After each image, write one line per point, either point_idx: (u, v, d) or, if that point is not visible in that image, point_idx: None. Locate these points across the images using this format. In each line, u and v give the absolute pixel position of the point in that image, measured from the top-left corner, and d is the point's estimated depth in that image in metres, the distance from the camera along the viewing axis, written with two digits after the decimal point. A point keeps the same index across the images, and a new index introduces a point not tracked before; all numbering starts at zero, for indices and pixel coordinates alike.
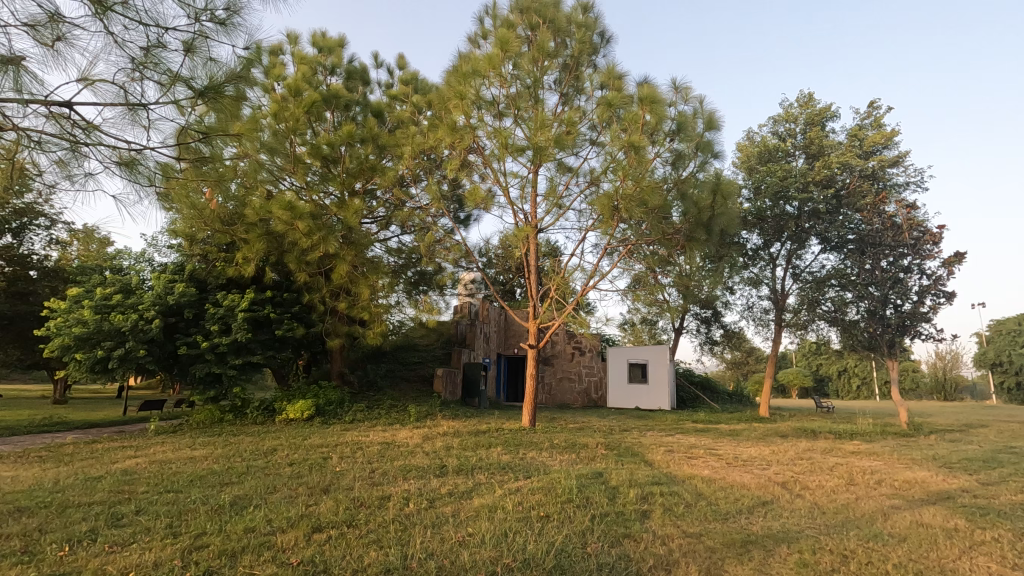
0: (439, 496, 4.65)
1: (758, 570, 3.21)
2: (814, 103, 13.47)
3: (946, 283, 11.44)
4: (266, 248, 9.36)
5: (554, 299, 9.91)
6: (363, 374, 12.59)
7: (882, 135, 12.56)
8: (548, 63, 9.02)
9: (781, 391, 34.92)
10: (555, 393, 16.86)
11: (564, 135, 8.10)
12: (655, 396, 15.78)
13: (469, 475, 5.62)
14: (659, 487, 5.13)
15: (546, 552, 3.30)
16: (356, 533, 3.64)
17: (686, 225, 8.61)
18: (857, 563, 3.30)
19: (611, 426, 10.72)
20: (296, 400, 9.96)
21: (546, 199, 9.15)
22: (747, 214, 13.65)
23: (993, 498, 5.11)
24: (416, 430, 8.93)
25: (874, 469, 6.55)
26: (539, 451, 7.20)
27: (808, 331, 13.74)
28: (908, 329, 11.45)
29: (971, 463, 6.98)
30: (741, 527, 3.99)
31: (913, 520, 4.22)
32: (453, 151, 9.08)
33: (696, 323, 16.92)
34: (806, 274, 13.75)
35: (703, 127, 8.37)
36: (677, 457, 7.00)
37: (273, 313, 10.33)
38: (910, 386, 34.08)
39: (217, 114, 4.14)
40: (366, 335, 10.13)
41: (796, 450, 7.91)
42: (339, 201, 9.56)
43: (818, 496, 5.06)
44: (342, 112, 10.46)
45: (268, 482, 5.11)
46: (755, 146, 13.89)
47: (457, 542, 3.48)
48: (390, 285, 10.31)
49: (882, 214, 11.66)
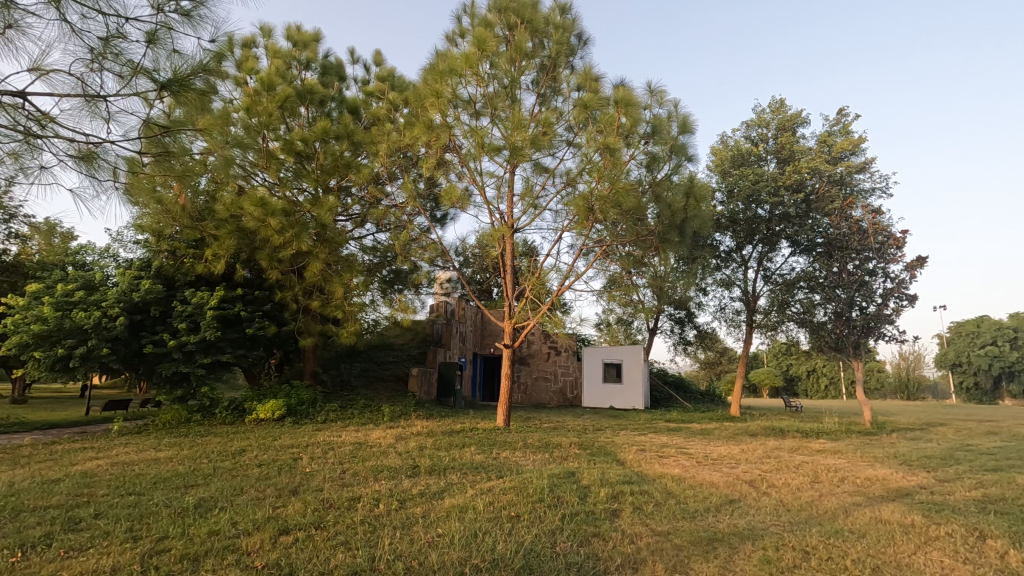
0: (410, 497, 4.63)
1: (722, 567, 3.26)
2: (785, 109, 13.76)
3: (908, 286, 11.85)
4: (237, 245, 9.17)
5: (529, 299, 9.92)
6: (336, 374, 12.43)
7: (850, 141, 12.92)
8: (526, 63, 9.11)
9: (752, 390, 35.61)
10: (530, 392, 16.88)
11: (540, 136, 8.17)
12: (630, 395, 15.95)
13: (441, 475, 5.60)
14: (629, 486, 5.19)
15: (515, 552, 3.31)
16: (324, 535, 3.60)
17: (660, 226, 8.78)
18: (817, 559, 3.38)
19: (585, 425, 10.78)
20: (267, 400, 9.77)
21: (522, 199, 9.17)
22: (720, 216, 13.88)
23: (949, 494, 5.29)
24: (389, 430, 8.84)
25: (838, 467, 6.72)
26: (512, 451, 7.19)
27: (778, 332, 13.88)
28: (872, 330, 11.85)
29: (930, 460, 7.22)
30: (707, 525, 4.07)
31: (873, 516, 4.35)
32: (429, 150, 9.04)
33: (670, 324, 17.16)
34: (776, 276, 14.05)
35: (677, 131, 8.46)
36: (649, 457, 7.07)
37: (243, 311, 10.13)
38: (874, 386, 35.09)
39: (183, 108, 4.02)
40: (340, 334, 10.05)
41: (764, 449, 8.07)
42: (313, 198, 9.43)
43: (783, 494, 5.18)
44: (316, 107, 10.30)
45: (236, 484, 5.03)
46: (728, 149, 14.12)
47: (426, 543, 3.47)
48: (365, 284, 10.18)
49: (849, 218, 12.01)
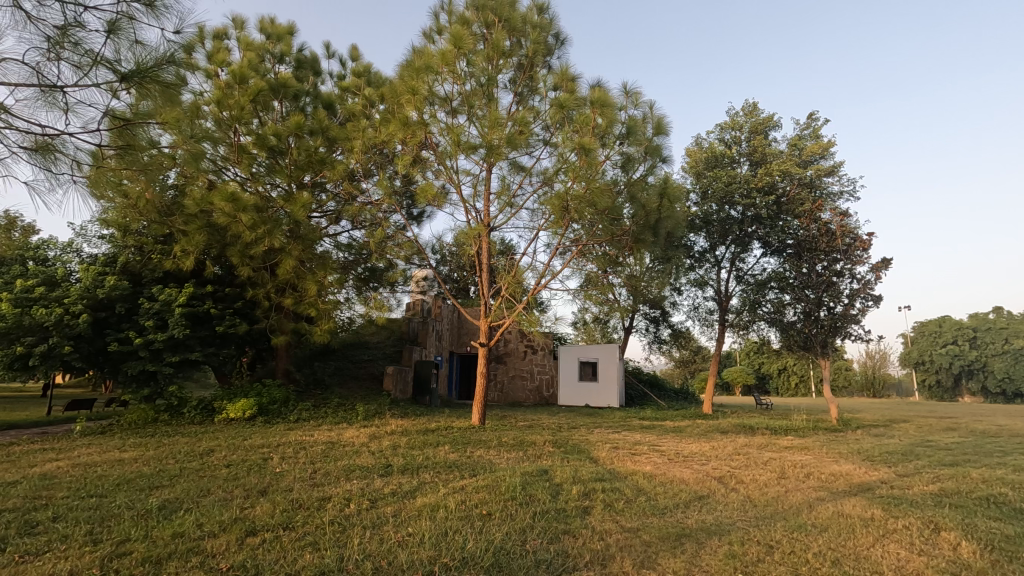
0: (381, 497, 4.59)
1: (689, 563, 3.32)
2: (758, 112, 14.01)
3: (874, 286, 12.19)
4: (208, 241, 8.97)
5: (505, 298, 9.90)
6: (310, 373, 12.32)
7: (820, 145, 13.25)
8: (503, 62, 9.08)
9: (725, 389, 36.34)
10: (506, 391, 16.88)
11: (516, 135, 8.20)
12: (604, 393, 16.19)
13: (414, 474, 5.56)
14: (601, 483, 5.25)
15: (486, 550, 3.33)
16: (292, 536, 3.56)
17: (635, 226, 8.85)
18: (780, 553, 3.47)
19: (560, 423, 10.86)
20: (237, 400, 9.57)
21: (498, 198, 9.18)
22: (694, 217, 14.07)
23: (907, 489, 5.49)
24: (363, 430, 8.71)
25: (804, 463, 6.90)
26: (486, 450, 7.19)
27: (749, 331, 14.29)
28: (839, 330, 12.17)
29: (891, 456, 7.45)
30: (676, 521, 4.13)
31: (835, 511, 4.48)
32: (405, 147, 8.97)
33: (645, 323, 17.38)
34: (749, 277, 14.34)
35: (652, 132, 8.54)
36: (621, 454, 7.16)
37: (213, 309, 9.94)
38: (842, 384, 35.98)
39: (151, 101, 3.93)
40: (314, 332, 9.96)
41: (734, 445, 8.23)
42: (286, 194, 9.34)
43: (751, 490, 5.30)
44: (290, 102, 10.13)
45: (202, 485, 4.91)
46: (703, 151, 14.32)
47: (396, 542, 3.45)
48: (339, 282, 10.08)
49: (818, 221, 12.27)
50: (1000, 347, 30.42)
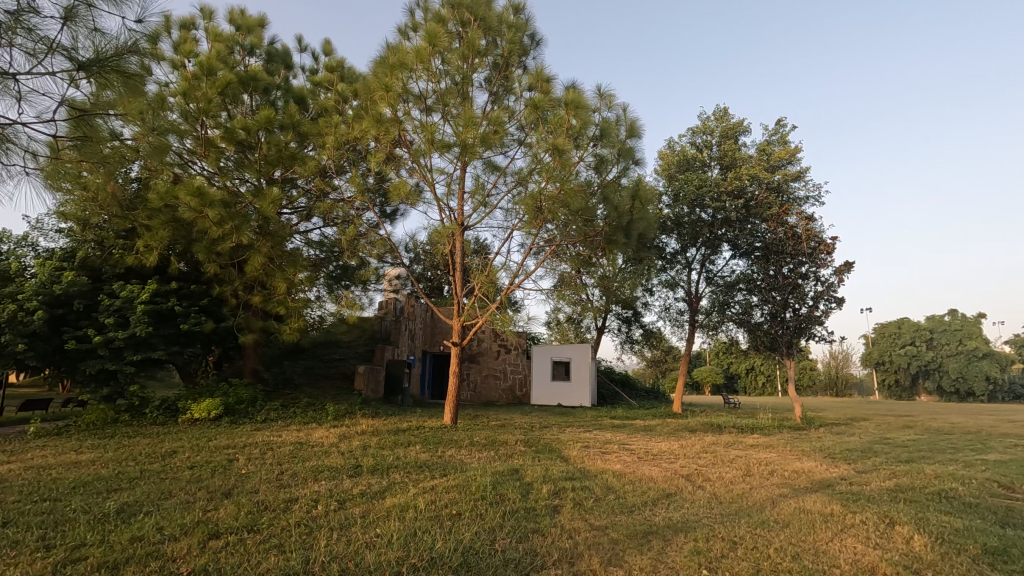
0: (351, 497, 4.55)
1: (655, 560, 3.37)
2: (728, 117, 14.29)
3: (837, 289, 12.58)
4: (173, 236, 8.71)
5: (479, 297, 9.87)
6: (279, 373, 12.23)
7: (787, 151, 13.59)
8: (478, 61, 9.07)
9: (695, 388, 36.99)
10: (479, 390, 16.84)
11: (491, 135, 8.20)
12: (577, 393, 16.36)
13: (384, 474, 5.52)
14: (571, 481, 5.30)
15: (455, 550, 3.32)
16: (257, 539, 3.49)
17: (608, 227, 8.99)
18: (743, 548, 3.55)
19: (532, 422, 10.89)
20: (203, 400, 9.29)
21: (472, 197, 9.16)
22: (666, 219, 14.25)
23: (866, 485, 5.68)
24: (332, 430, 8.60)
25: (769, 460, 7.08)
26: (458, 450, 7.15)
27: (718, 331, 14.64)
28: (804, 331, 12.58)
29: (850, 453, 7.71)
30: (644, 519, 4.19)
31: (797, 507, 4.61)
32: (378, 144, 8.86)
33: (617, 323, 17.57)
34: (718, 279, 14.62)
35: (625, 134, 8.59)
36: (592, 453, 7.22)
37: (178, 306, 9.68)
38: (806, 382, 37.03)
39: (113, 91, 3.83)
40: (283, 331, 9.76)
41: (702, 444, 8.40)
42: (255, 189, 9.11)
43: (717, 487, 5.42)
44: (260, 95, 9.92)
45: (164, 488, 4.77)
46: (675, 154, 14.52)
47: (364, 544, 3.41)
48: (310, 280, 9.86)
49: (785, 224, 12.64)
50: (954, 348, 31.77)
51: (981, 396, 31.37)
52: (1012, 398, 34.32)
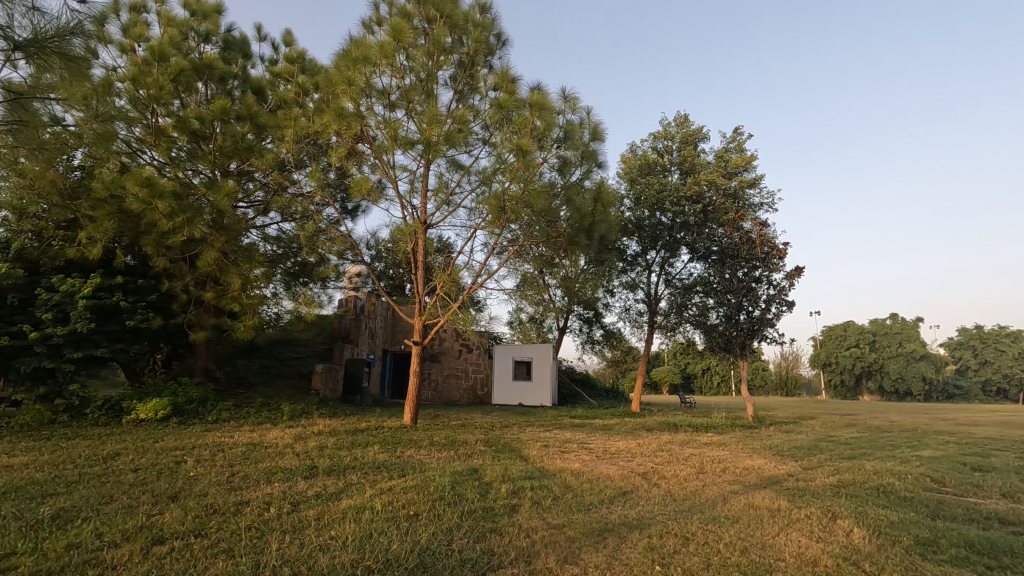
0: (305, 499, 4.45)
1: (610, 557, 3.42)
2: (688, 124, 14.65)
3: (788, 293, 13.07)
4: (118, 229, 8.30)
5: (440, 296, 9.80)
6: (232, 371, 11.88)
7: (744, 159, 14.02)
8: (443, 58, 9.00)
9: (653, 387, 37.78)
10: (441, 390, 16.74)
11: (455, 134, 8.17)
12: (538, 392, 16.47)
13: (341, 475, 5.43)
14: (530, 481, 5.33)
15: (410, 550, 3.30)
16: (204, 543, 3.37)
17: (570, 228, 9.10)
18: (695, 544, 3.65)
19: (493, 422, 10.90)
20: (149, 399, 8.89)
21: (435, 195, 9.10)
22: (627, 222, 14.46)
23: (811, 481, 5.93)
24: (287, 430, 8.39)
25: (721, 458, 7.31)
26: (417, 450, 7.09)
27: (676, 332, 15.01)
28: (756, 333, 13.02)
29: (798, 450, 8.04)
30: (600, 517, 4.26)
31: (746, 503, 4.77)
32: (340, 139, 8.69)
33: (579, 324, 17.77)
34: (677, 281, 14.96)
35: (589, 137, 8.64)
36: (552, 452, 7.29)
37: (123, 301, 9.26)
38: (759, 382, 38.35)
39: (54, 74, 3.90)
40: (237, 328, 9.47)
41: (658, 442, 8.59)
42: (209, 180, 8.82)
43: (672, 485, 5.55)
44: (216, 84, 9.59)
45: (104, 492, 4.54)
46: (637, 158, 14.79)
47: (318, 547, 3.35)
48: (266, 276, 9.52)
49: (740, 229, 13.07)
50: (895, 350, 33.48)
51: (918, 396, 33.20)
52: (944, 397, 36.51)
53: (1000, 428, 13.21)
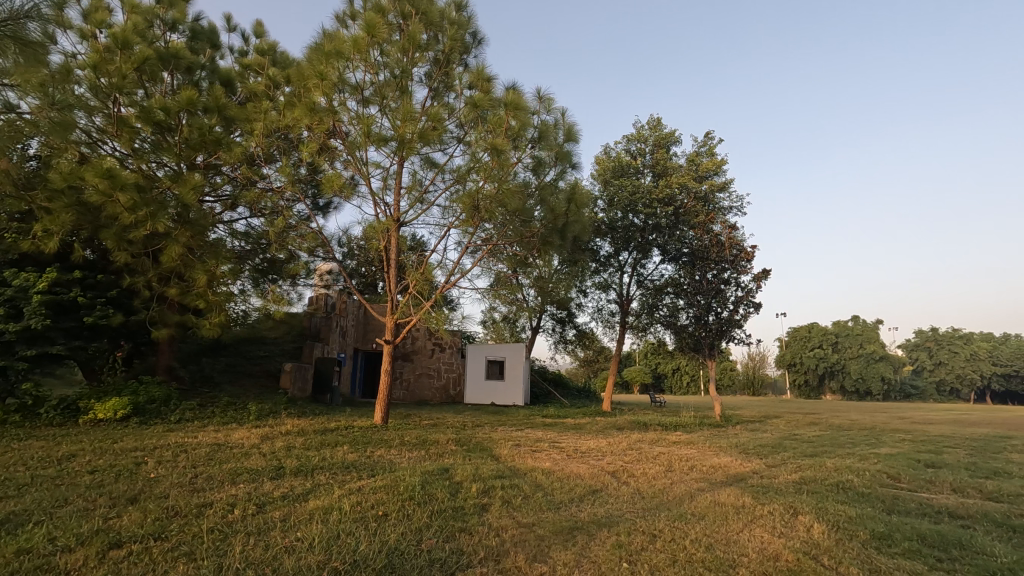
0: (271, 500, 4.36)
1: (579, 554, 3.46)
2: (661, 127, 14.86)
3: (755, 295, 13.38)
4: (77, 222, 7.98)
5: (413, 295, 9.73)
6: (196, 370, 11.55)
7: (714, 163, 14.30)
8: (419, 55, 8.92)
9: (624, 386, 38.26)
10: (412, 389, 16.61)
11: (429, 131, 8.12)
12: (510, 392, 16.50)
13: (308, 475, 5.34)
14: (500, 480, 5.33)
15: (378, 551, 3.26)
16: (164, 547, 3.28)
17: (543, 229, 9.16)
18: (662, 540, 3.72)
19: (465, 422, 10.86)
20: (108, 399, 8.58)
21: (409, 193, 9.02)
22: (600, 223, 14.56)
23: (774, 478, 6.10)
24: (254, 430, 8.21)
25: (689, 456, 7.44)
26: (387, 450, 7.01)
27: (647, 333, 15.23)
28: (725, 334, 13.31)
29: (762, 449, 8.25)
30: (570, 515, 4.29)
31: (712, 500, 4.87)
32: (311, 134, 8.55)
33: (552, 323, 17.86)
34: (648, 282, 15.15)
35: (563, 138, 8.71)
36: (523, 451, 7.32)
37: (81, 297, 8.92)
38: (727, 381, 39.16)
39: (10, 58, 3.74)
40: (202, 326, 9.21)
41: (628, 441, 8.71)
42: (174, 173, 8.43)
43: (640, 483, 5.63)
44: (183, 75, 9.32)
45: (58, 495, 4.37)
46: (610, 160, 14.94)
47: (283, 548, 3.29)
48: (233, 273, 9.29)
49: (710, 232, 13.34)
50: (856, 351, 34.58)
51: (877, 395, 34.40)
52: (901, 396, 37.95)
53: (952, 426, 13.80)
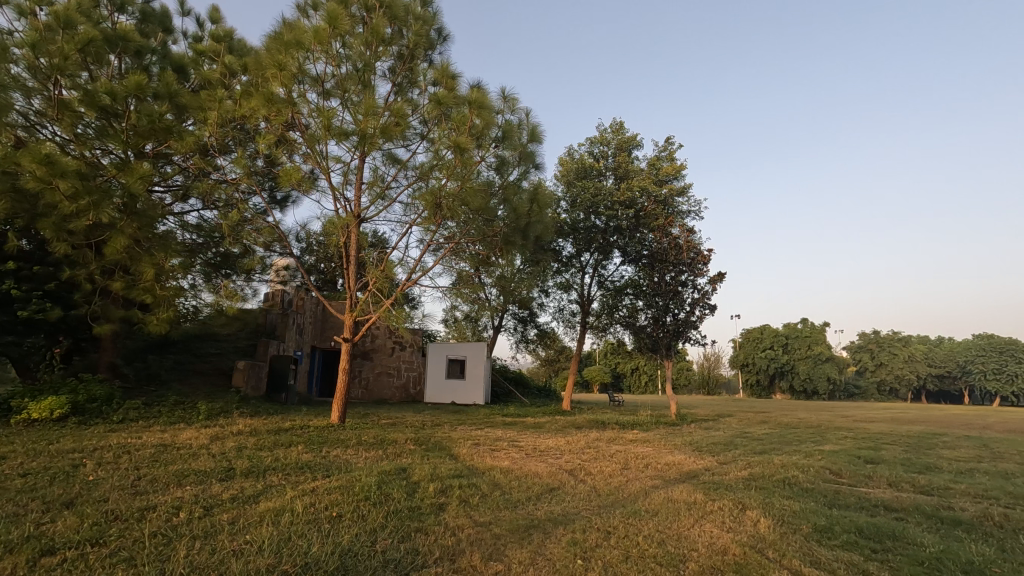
0: (219, 502, 4.22)
1: (535, 552, 3.49)
2: (623, 131, 15.11)
3: (711, 297, 13.77)
4: (11, 210, 7.50)
5: (372, 293, 9.56)
6: (141, 368, 10.94)
7: (674, 167, 14.63)
8: (382, 49, 8.79)
9: (584, 386, 38.76)
10: (371, 388, 16.35)
11: (392, 127, 8.01)
12: (470, 391, 16.47)
13: (260, 477, 5.18)
14: (458, 479, 5.30)
15: (331, 553, 3.20)
16: (103, 553, 3.13)
17: (505, 228, 9.18)
18: (615, 537, 3.78)
19: (425, 421, 10.74)
20: (44, 398, 8.12)
21: (369, 189, 8.88)
22: (563, 223, 14.69)
23: (725, 474, 6.29)
24: (203, 431, 7.93)
25: (644, 454, 7.60)
26: (344, 450, 6.87)
27: (607, 333, 15.45)
28: (681, 335, 13.66)
29: (715, 446, 8.50)
30: (526, 513, 4.33)
31: (666, 497, 4.99)
32: (269, 125, 8.31)
33: (513, 323, 17.91)
34: (608, 283, 15.36)
35: (526, 138, 8.77)
36: (482, 450, 7.33)
37: (15, 290, 8.44)
38: (683, 381, 40.15)
39: None
40: (149, 322, 8.81)
41: (586, 440, 8.83)
42: (120, 162, 8.06)
43: (597, 480, 5.73)
44: (132, 58, 8.90)
45: None
46: (574, 161, 15.09)
47: (231, 552, 3.19)
48: (184, 267, 8.93)
49: (668, 235, 13.66)
50: (805, 352, 36.00)
51: (824, 395, 35.92)
52: (845, 396, 39.78)
53: (889, 424, 14.55)
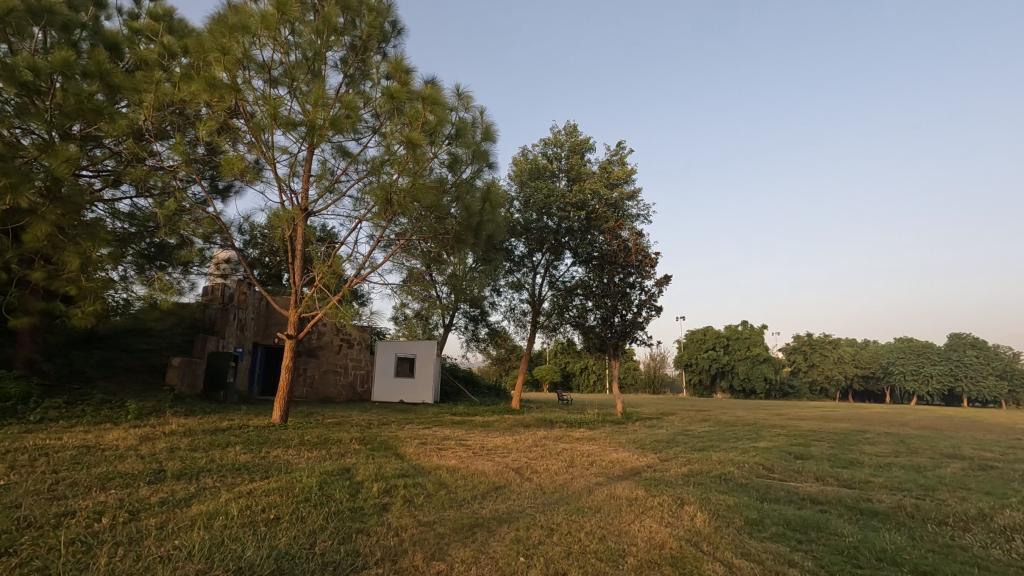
0: (146, 506, 4.00)
1: (478, 551, 3.49)
2: (577, 134, 15.33)
3: (657, 299, 14.17)
4: None
5: (319, 289, 9.31)
6: (64, 364, 10.23)
7: (624, 172, 14.95)
8: (334, 40, 8.56)
9: (534, 384, 39.07)
10: (317, 386, 15.86)
11: (342, 119, 7.80)
12: (419, 389, 16.28)
13: (193, 479, 4.95)
14: (403, 479, 5.23)
15: (267, 557, 3.10)
16: (10, 562, 2.91)
17: (458, 226, 9.15)
18: (558, 534, 3.84)
19: (371, 420, 10.53)
20: None
21: (317, 181, 8.63)
22: (515, 223, 14.77)
23: (666, 471, 6.49)
24: (131, 430, 7.51)
25: (590, 452, 7.74)
26: (284, 450, 6.67)
27: (556, 332, 15.64)
28: (628, 335, 14.01)
29: (657, 444, 8.76)
30: (472, 512, 4.32)
31: (608, 494, 5.09)
32: (210, 111, 7.93)
33: (464, 321, 17.84)
34: (559, 283, 15.55)
35: (480, 137, 8.80)
36: (428, 449, 7.26)
37: None
38: (630, 381, 41.11)
39: None
40: (73, 315, 8.25)
41: (534, 438, 8.91)
42: (44, 143, 7.51)
43: (542, 478, 5.79)
44: (58, 32, 8.30)
45: None
46: (527, 162, 15.21)
47: (157, 558, 3.03)
48: (113, 257, 8.34)
49: (617, 237, 13.96)
50: (744, 352, 37.61)
51: (761, 395, 37.63)
52: (780, 395, 41.82)
53: (819, 421, 15.42)
